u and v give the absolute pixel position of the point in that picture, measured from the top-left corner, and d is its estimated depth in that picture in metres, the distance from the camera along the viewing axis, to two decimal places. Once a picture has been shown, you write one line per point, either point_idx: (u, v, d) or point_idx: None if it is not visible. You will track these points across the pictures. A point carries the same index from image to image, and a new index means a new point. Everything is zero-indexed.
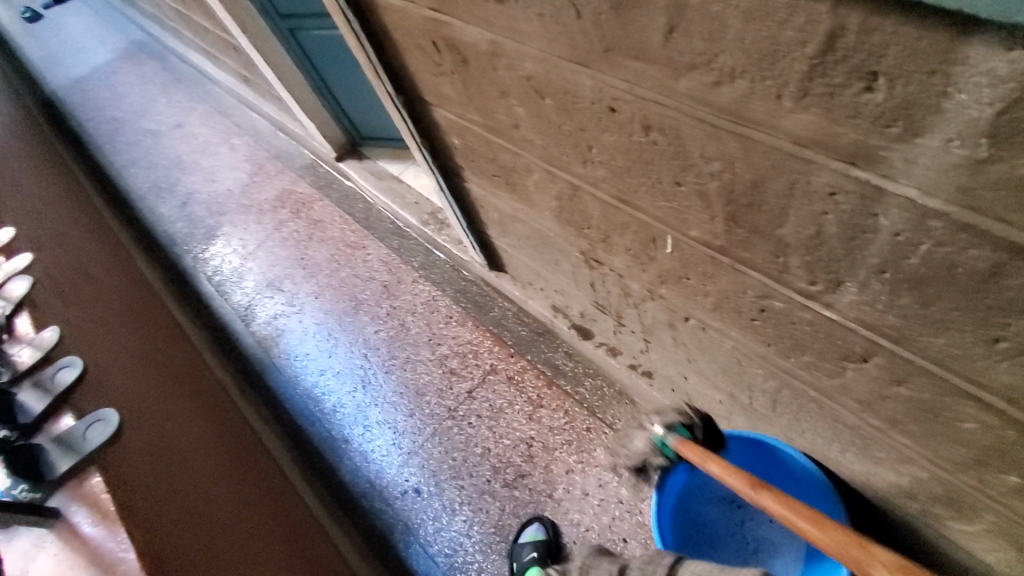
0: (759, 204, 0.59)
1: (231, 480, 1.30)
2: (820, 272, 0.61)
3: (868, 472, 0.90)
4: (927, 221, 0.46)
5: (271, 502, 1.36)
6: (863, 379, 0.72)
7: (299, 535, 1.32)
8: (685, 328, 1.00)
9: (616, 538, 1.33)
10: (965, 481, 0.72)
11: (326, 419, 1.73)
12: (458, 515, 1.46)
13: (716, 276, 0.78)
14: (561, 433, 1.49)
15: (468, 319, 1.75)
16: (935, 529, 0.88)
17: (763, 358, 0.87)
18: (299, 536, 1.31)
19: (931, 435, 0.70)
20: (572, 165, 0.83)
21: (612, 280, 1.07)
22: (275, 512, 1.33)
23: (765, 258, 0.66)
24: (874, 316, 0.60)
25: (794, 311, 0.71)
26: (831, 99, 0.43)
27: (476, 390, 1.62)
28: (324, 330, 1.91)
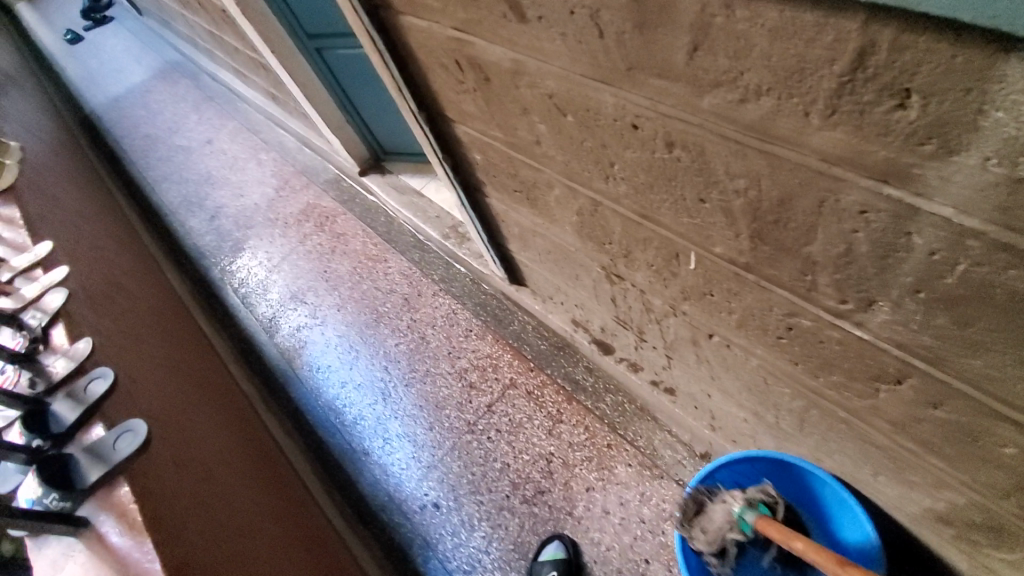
0: (786, 221, 0.58)
1: (254, 491, 1.31)
2: (850, 291, 0.59)
3: (902, 497, 0.87)
4: (963, 241, 0.44)
5: (292, 514, 1.36)
6: (896, 401, 0.69)
7: (320, 548, 1.32)
8: (709, 345, 0.99)
9: (638, 559, 1.30)
10: (1007, 509, 0.68)
11: (347, 431, 1.74)
12: (477, 531, 1.45)
13: (740, 293, 0.77)
14: (580, 449, 1.48)
15: (488, 332, 1.75)
16: (975, 560, 0.84)
17: (790, 377, 0.85)
18: (320, 548, 1.31)
19: (971, 461, 0.67)
20: (593, 180, 0.83)
21: (633, 295, 1.06)
22: (296, 524, 1.33)
23: (792, 276, 0.65)
24: (908, 336, 0.59)
25: (822, 329, 0.69)
26: (861, 116, 0.43)
27: (496, 405, 1.62)
28: (346, 342, 1.93)
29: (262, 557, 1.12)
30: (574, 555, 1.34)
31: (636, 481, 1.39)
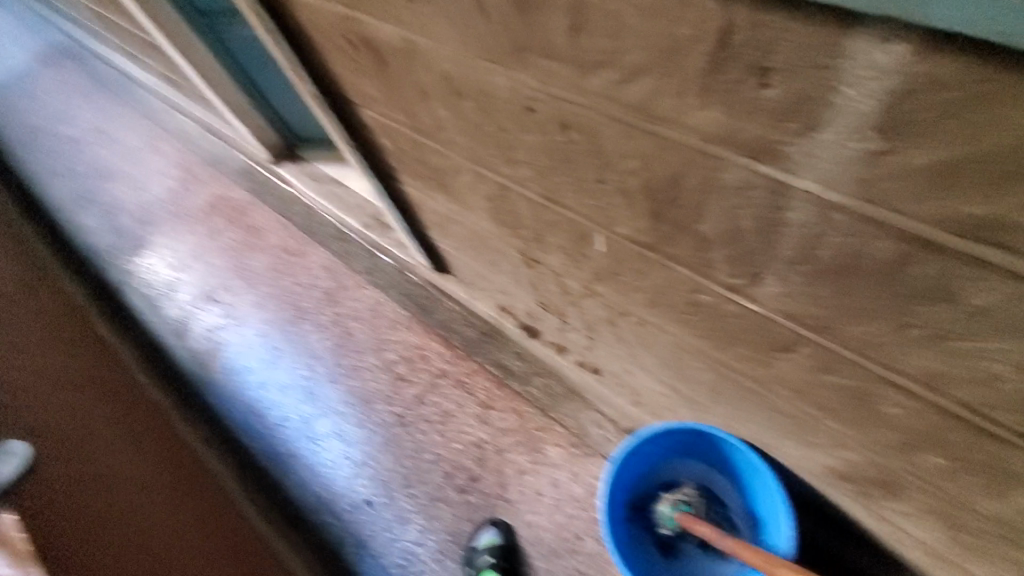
0: (678, 200, 0.58)
1: (167, 507, 1.22)
2: (741, 267, 0.61)
3: (804, 457, 0.93)
4: (830, 214, 0.46)
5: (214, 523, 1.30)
6: (792, 368, 0.73)
7: (249, 556, 1.25)
8: (625, 324, 1.00)
9: (571, 536, 1.34)
10: (891, 460, 0.74)
11: (271, 434, 1.66)
12: (411, 524, 1.43)
13: (647, 273, 0.78)
14: (512, 434, 1.48)
15: (415, 323, 1.72)
16: (868, 507, 0.91)
17: (699, 352, 0.89)
18: (248, 556, 1.25)
19: (860, 419, 0.72)
20: (498, 165, 0.81)
21: (551, 279, 1.07)
22: (219, 535, 1.26)
23: (689, 254, 0.67)
24: (794, 307, 0.62)
25: (721, 305, 0.71)
26: (730, 96, 0.43)
27: (425, 396, 1.59)
28: (266, 341, 1.83)
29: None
30: (511, 540, 1.36)
31: (567, 462, 1.42)
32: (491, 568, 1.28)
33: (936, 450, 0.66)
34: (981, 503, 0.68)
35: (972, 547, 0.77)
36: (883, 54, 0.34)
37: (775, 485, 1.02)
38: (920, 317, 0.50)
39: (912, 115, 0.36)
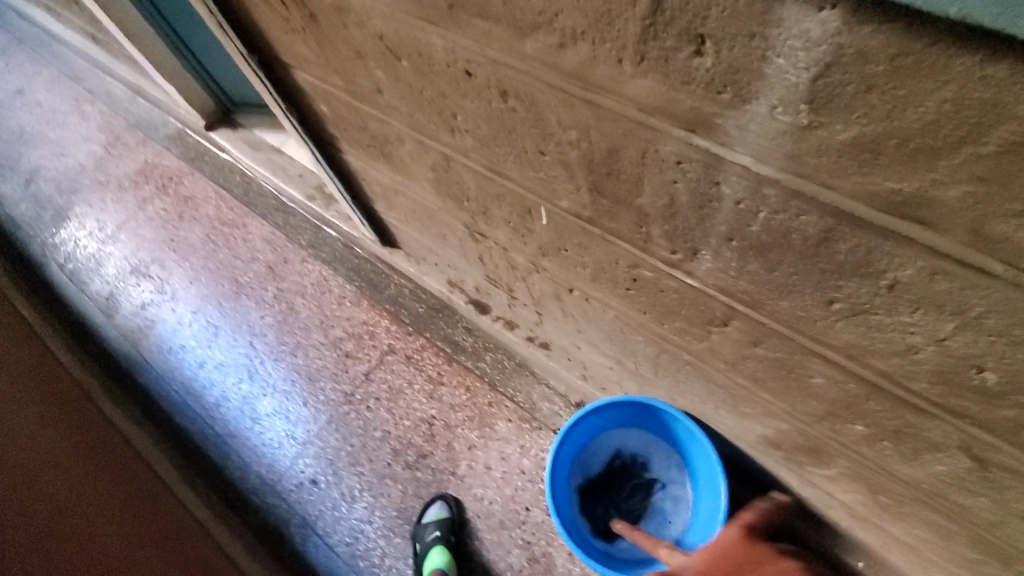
0: (617, 173, 0.57)
1: (94, 492, 1.15)
2: (678, 241, 0.61)
3: (739, 426, 0.96)
4: (763, 188, 0.46)
5: (150, 505, 1.24)
6: (728, 342, 0.75)
7: (185, 541, 1.21)
8: (571, 300, 1.00)
9: (520, 507, 1.35)
10: (819, 429, 0.77)
11: (209, 415, 1.59)
12: (358, 502, 1.41)
13: (589, 248, 0.78)
14: (461, 410, 1.47)
15: (363, 298, 1.67)
16: (798, 473, 0.95)
17: (642, 327, 0.89)
18: (184, 541, 1.20)
19: (789, 391, 0.74)
20: (440, 134, 0.78)
21: (498, 253, 1.05)
22: (153, 520, 1.20)
23: (629, 228, 0.66)
24: (729, 282, 0.62)
25: (660, 280, 0.72)
26: (666, 63, 0.42)
27: (373, 373, 1.56)
28: (203, 318, 1.74)
29: (110, 562, 1.00)
30: (458, 514, 1.36)
31: (516, 435, 1.43)
32: (441, 542, 1.27)
33: (859, 419, 0.69)
34: (898, 467, 0.72)
35: (890, 507, 0.82)
36: (815, 22, 0.33)
37: (713, 457, 1.05)
38: (843, 292, 0.51)
39: (841, 88, 0.35)
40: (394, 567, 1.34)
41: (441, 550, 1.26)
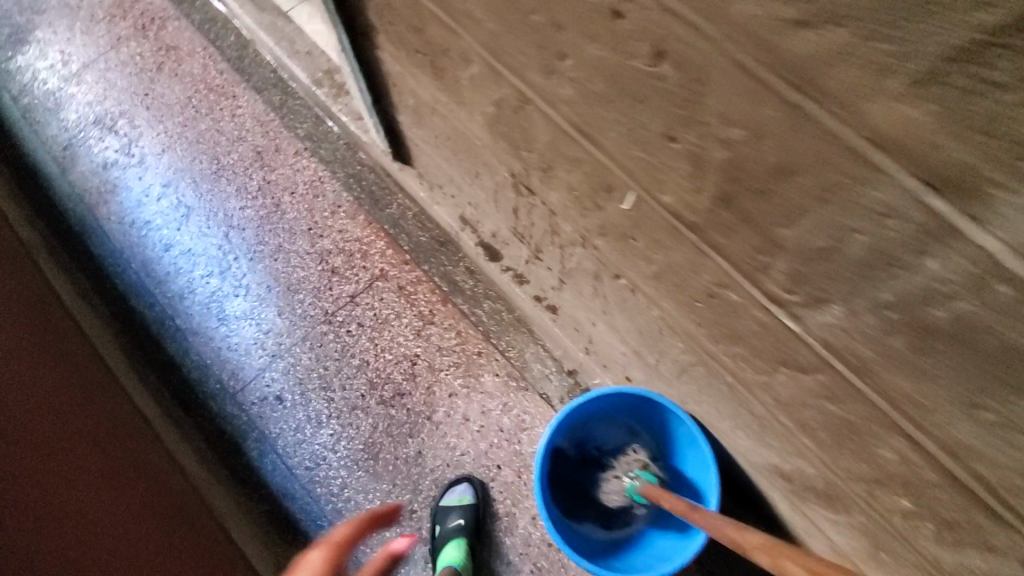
0: (771, 194, 0.47)
1: (23, 406, 1.05)
2: (805, 284, 0.52)
3: (751, 449, 0.92)
4: (988, 285, 0.36)
5: (90, 408, 1.15)
6: (792, 386, 0.67)
7: (135, 457, 1.14)
8: (611, 283, 0.89)
9: (491, 464, 1.31)
10: (853, 487, 0.73)
11: (172, 304, 1.46)
12: (324, 428, 1.34)
13: (670, 248, 0.66)
14: (448, 354, 1.39)
15: (359, 212, 1.51)
16: (794, 504, 0.93)
17: (689, 336, 0.80)
18: (135, 457, 1.14)
19: (840, 448, 0.68)
20: (528, 70, 0.62)
21: (541, 213, 0.92)
22: (99, 432, 1.12)
23: (741, 252, 0.56)
24: (840, 341, 0.54)
25: (748, 308, 0.62)
26: (965, 99, 0.29)
27: (360, 296, 1.44)
28: (174, 196, 1.56)
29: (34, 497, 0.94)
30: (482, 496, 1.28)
31: (500, 391, 1.36)
32: (462, 534, 1.20)
33: (911, 497, 0.64)
34: (923, 541, 0.69)
35: (886, 563, 0.81)
36: None
37: (708, 459, 1.00)
38: (1001, 405, 0.43)
39: None
40: (352, 499, 1.29)
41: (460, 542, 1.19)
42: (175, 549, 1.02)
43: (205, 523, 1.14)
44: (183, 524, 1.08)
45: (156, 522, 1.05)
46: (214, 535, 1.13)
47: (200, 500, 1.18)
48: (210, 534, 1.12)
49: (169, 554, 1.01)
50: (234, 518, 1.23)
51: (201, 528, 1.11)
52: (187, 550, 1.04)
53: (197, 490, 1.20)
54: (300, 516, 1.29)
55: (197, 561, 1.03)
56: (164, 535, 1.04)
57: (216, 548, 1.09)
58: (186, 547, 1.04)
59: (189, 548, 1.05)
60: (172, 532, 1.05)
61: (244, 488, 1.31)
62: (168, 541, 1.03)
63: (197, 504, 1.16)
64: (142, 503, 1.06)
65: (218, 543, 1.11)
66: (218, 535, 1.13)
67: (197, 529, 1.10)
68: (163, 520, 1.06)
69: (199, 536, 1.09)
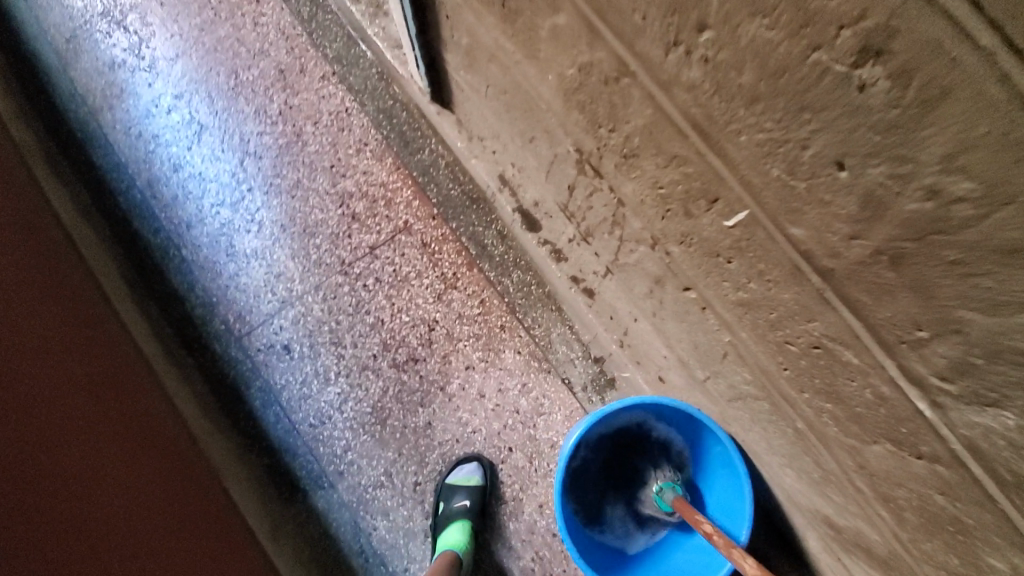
0: (978, 272, 0.34)
1: (43, 331, 0.96)
2: (969, 381, 0.40)
3: (797, 490, 0.83)
4: None
5: (94, 342, 1.06)
6: (889, 462, 0.56)
7: (132, 399, 1.05)
8: (675, 292, 0.77)
9: (502, 446, 1.24)
10: (924, 569, 0.64)
11: (177, 232, 1.34)
12: (331, 385, 1.26)
13: (777, 283, 0.54)
14: (469, 324, 1.29)
15: (387, 154, 1.36)
16: (833, 551, 0.85)
17: (762, 372, 0.69)
18: (131, 400, 1.05)
19: (927, 534, 0.59)
20: (641, 37, 0.47)
21: (605, 200, 0.78)
22: (97, 366, 1.03)
23: (888, 318, 0.43)
24: (997, 450, 0.42)
25: (865, 374, 0.51)
26: None
27: (380, 248, 1.32)
28: (186, 109, 1.41)
29: (43, 426, 0.85)
30: (490, 478, 1.22)
31: (520, 370, 1.27)
32: (466, 516, 1.16)
33: None
34: None
35: None
36: None
37: (746, 488, 0.89)
38: None
39: None
40: (356, 463, 1.23)
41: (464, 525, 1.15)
42: (171, 506, 0.96)
43: (199, 477, 1.07)
44: (178, 479, 1.01)
45: (154, 474, 0.97)
46: (209, 491, 1.06)
47: (198, 449, 1.12)
48: (204, 491, 1.05)
49: (167, 510, 0.95)
50: (233, 470, 1.17)
51: (195, 484, 1.04)
52: (183, 508, 0.98)
53: (195, 436, 1.14)
54: (300, 472, 1.23)
55: (193, 521, 0.97)
56: (161, 489, 0.97)
57: (209, 508, 1.04)
58: (182, 505, 0.98)
59: (185, 506, 0.99)
60: (168, 486, 0.98)
61: (243, 438, 1.25)
62: (165, 496, 0.96)
63: (193, 456, 1.09)
64: (140, 451, 0.98)
65: (211, 502, 1.05)
66: (212, 491, 1.07)
67: (191, 485, 1.04)
68: (160, 472, 0.99)
69: (194, 494, 1.02)
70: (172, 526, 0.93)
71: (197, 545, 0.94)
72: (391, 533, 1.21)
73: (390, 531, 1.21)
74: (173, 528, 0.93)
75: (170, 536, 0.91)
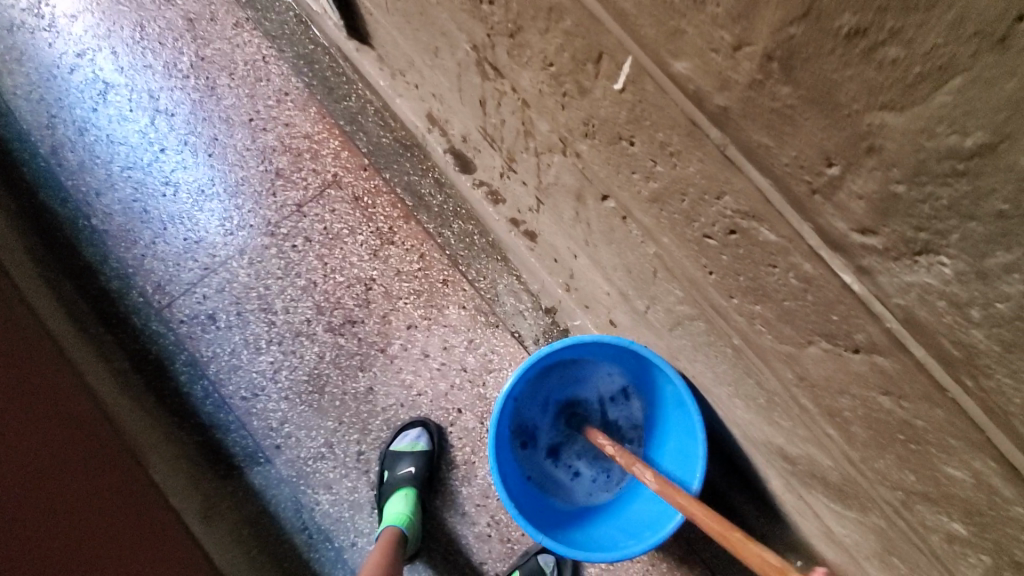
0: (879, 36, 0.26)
1: None
2: (893, 224, 0.32)
3: (749, 423, 0.75)
4: None
5: None
6: (828, 365, 0.48)
7: (41, 369, 0.94)
8: (596, 207, 0.68)
9: (450, 407, 1.15)
10: (882, 494, 0.56)
11: (86, 201, 1.23)
12: (263, 355, 1.17)
13: (680, 156, 0.44)
14: (409, 281, 1.19)
15: (310, 103, 1.25)
16: (793, 488, 0.78)
17: (690, 284, 0.60)
18: (38, 371, 0.93)
19: (880, 449, 0.51)
20: None
21: (512, 106, 0.68)
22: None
23: (796, 158, 0.34)
24: (939, 318, 0.34)
25: (786, 253, 0.42)
26: None
27: (308, 205, 1.22)
28: (90, 67, 1.29)
29: None
30: (437, 442, 1.14)
31: (466, 326, 1.17)
32: (411, 484, 1.08)
33: (971, 522, 0.47)
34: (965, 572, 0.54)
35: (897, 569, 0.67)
36: None
37: (697, 426, 0.80)
38: None
39: None
40: (293, 436, 1.14)
41: (409, 495, 1.07)
42: (88, 484, 0.86)
43: (118, 456, 0.95)
44: (96, 458, 0.90)
45: (68, 449, 0.87)
46: (130, 470, 0.96)
47: (113, 428, 0.99)
48: (126, 468, 0.95)
49: (82, 497, 0.83)
50: (157, 451, 1.07)
51: (115, 461, 0.94)
52: (101, 490, 0.87)
53: (112, 416, 1.04)
54: (234, 449, 1.14)
55: (112, 508, 0.86)
56: (76, 465, 0.86)
57: (131, 491, 0.92)
58: (101, 482, 0.88)
59: (104, 488, 0.88)
60: (83, 469, 0.87)
61: (171, 416, 1.15)
62: (81, 472, 0.86)
63: (109, 433, 0.97)
64: (47, 431, 0.86)
65: (133, 484, 0.94)
66: (133, 471, 0.96)
67: (110, 466, 0.92)
68: (72, 454, 0.87)
69: (114, 476, 0.91)
70: (89, 515, 0.82)
71: (118, 534, 0.84)
72: (336, 506, 1.13)
73: (334, 505, 1.13)
74: (89, 517, 0.82)
75: (85, 525, 0.80)
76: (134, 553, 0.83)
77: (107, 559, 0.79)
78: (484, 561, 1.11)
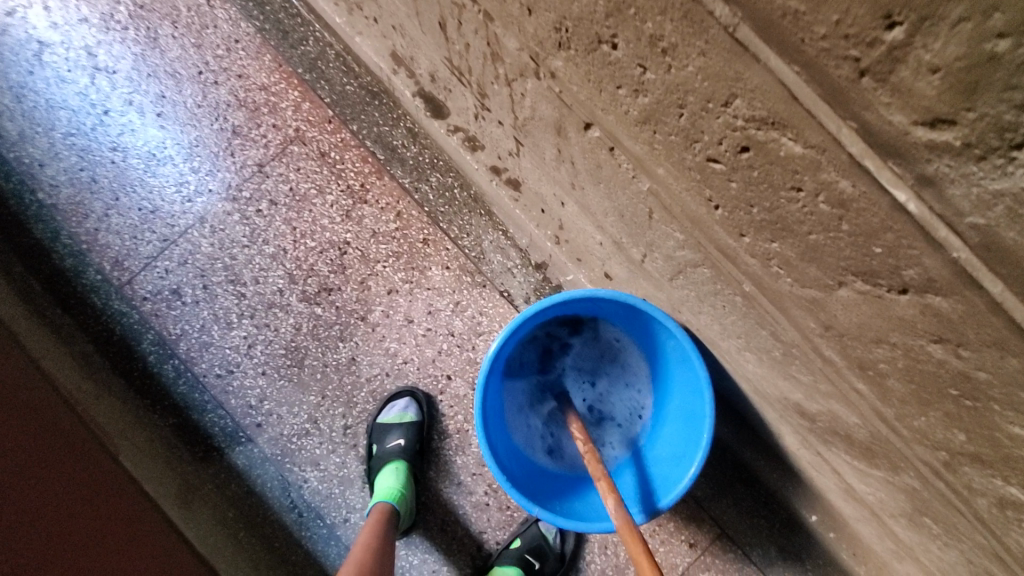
0: None
1: None
2: (984, 104, 0.25)
3: (761, 379, 0.67)
4: None
5: None
6: (866, 309, 0.40)
7: None
8: (579, 140, 0.58)
9: (439, 374, 1.08)
10: (919, 454, 0.49)
11: (30, 173, 1.12)
12: (235, 330, 1.09)
13: (676, 53, 0.36)
14: (386, 242, 1.09)
15: (263, 50, 1.13)
16: (811, 445, 0.71)
17: (692, 223, 0.51)
18: None
19: (925, 406, 0.43)
20: None
21: (476, 24, 0.58)
22: None
23: (839, 24, 0.27)
24: None
25: (816, 168, 0.34)
26: None
27: (270, 164, 1.11)
28: (18, 23, 1.16)
29: None
30: (427, 413, 1.07)
31: (451, 287, 1.08)
32: (401, 457, 1.02)
33: None
34: (1015, 538, 0.47)
35: (932, 531, 0.60)
36: None
37: (702, 383, 0.72)
38: None
39: None
40: (274, 413, 1.08)
41: (398, 467, 1.01)
42: (54, 473, 0.79)
43: (85, 443, 0.89)
44: (61, 447, 0.84)
45: (29, 438, 0.80)
46: (99, 457, 0.89)
47: (75, 413, 0.92)
48: (92, 455, 0.88)
49: (42, 491, 0.75)
50: (127, 436, 1.00)
51: (80, 448, 0.87)
52: (71, 479, 0.81)
53: (78, 401, 0.97)
54: (214, 429, 1.08)
55: (81, 495, 0.80)
56: (39, 454, 0.79)
57: (102, 479, 0.86)
58: (67, 471, 0.81)
59: (73, 476, 0.82)
60: (47, 459, 0.80)
61: (143, 399, 1.08)
62: (46, 462, 0.79)
63: (71, 420, 0.90)
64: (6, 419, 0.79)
65: (102, 471, 0.87)
66: (102, 459, 0.89)
67: (77, 455, 0.86)
68: (27, 446, 0.79)
69: (81, 464, 0.85)
70: (54, 509, 0.75)
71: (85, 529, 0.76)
72: (325, 483, 1.07)
73: (323, 481, 1.07)
74: (54, 509, 0.75)
75: (47, 522, 0.73)
76: (108, 543, 0.78)
77: (74, 554, 0.72)
78: (483, 530, 1.06)
